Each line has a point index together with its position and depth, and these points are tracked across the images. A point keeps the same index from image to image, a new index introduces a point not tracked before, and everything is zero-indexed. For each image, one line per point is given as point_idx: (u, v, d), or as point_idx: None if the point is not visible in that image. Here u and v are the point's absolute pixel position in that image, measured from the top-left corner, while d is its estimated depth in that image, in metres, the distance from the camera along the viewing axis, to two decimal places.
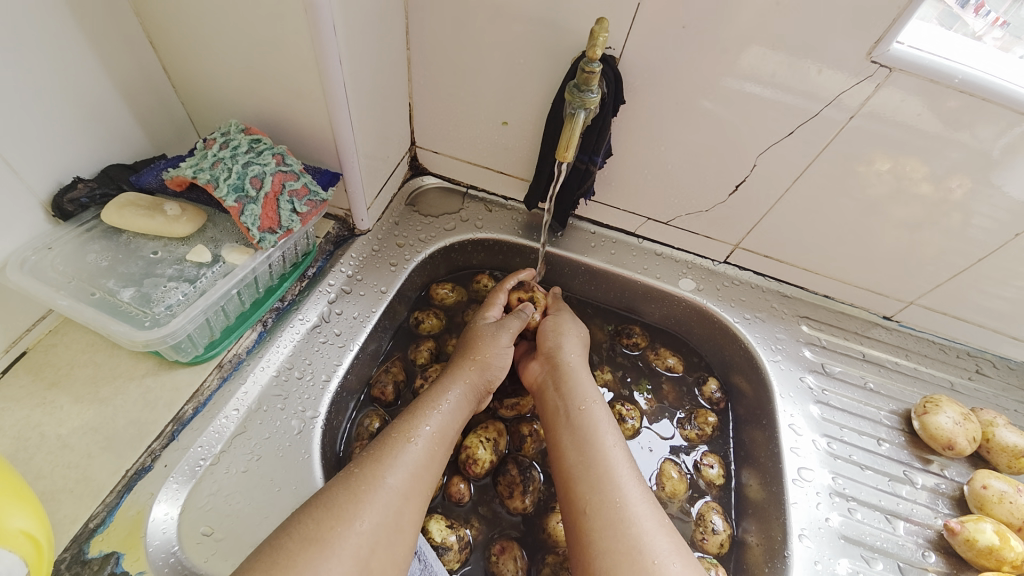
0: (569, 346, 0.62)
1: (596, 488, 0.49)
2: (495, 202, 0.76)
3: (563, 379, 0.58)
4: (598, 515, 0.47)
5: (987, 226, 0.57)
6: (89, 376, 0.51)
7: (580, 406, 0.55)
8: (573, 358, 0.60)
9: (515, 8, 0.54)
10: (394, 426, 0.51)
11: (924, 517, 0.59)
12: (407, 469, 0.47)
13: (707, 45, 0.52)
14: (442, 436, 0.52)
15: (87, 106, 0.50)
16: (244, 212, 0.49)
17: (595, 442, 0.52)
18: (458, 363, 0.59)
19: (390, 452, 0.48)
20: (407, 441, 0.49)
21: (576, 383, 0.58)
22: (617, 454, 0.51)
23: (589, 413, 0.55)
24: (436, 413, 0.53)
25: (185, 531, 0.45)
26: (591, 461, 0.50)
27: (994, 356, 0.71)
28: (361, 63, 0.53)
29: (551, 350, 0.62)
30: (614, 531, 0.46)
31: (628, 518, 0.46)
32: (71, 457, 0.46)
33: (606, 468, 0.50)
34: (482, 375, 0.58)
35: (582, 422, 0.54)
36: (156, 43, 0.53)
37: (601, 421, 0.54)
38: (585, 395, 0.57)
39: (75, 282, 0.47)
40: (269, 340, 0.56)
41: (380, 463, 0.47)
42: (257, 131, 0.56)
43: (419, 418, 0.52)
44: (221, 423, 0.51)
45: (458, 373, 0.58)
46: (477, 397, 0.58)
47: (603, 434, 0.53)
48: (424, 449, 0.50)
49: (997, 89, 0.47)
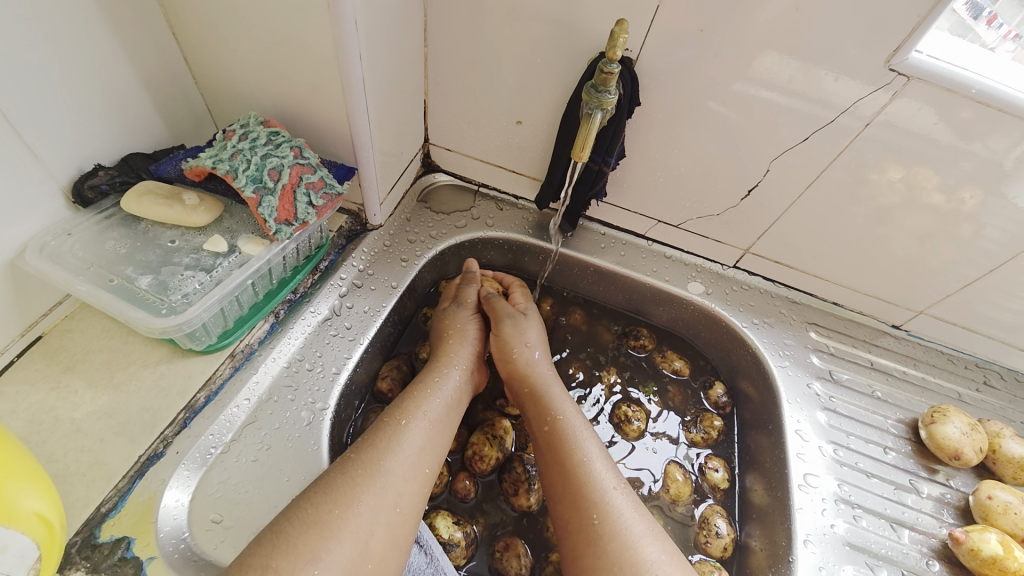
0: (523, 364, 0.60)
1: (576, 509, 0.49)
2: (506, 200, 0.76)
3: (532, 397, 0.58)
4: (582, 533, 0.48)
5: (999, 238, 0.57)
6: (103, 362, 0.51)
7: (548, 425, 0.55)
8: (533, 376, 0.59)
9: (533, 8, 0.55)
10: (388, 411, 0.52)
11: (929, 526, 0.59)
12: (407, 451, 0.48)
13: (724, 49, 0.52)
14: (435, 418, 0.52)
15: (108, 94, 0.50)
16: (261, 204, 0.50)
17: (565, 462, 0.52)
18: (443, 344, 0.60)
19: (384, 436, 0.48)
20: (400, 423, 0.50)
21: (543, 398, 0.57)
22: (591, 468, 0.51)
23: (554, 433, 0.54)
24: (436, 395, 0.54)
25: (194, 518, 0.46)
26: (566, 483, 0.51)
27: (1002, 367, 0.71)
28: (380, 59, 0.53)
29: (510, 372, 0.60)
30: (597, 549, 0.46)
31: (610, 534, 0.46)
32: (84, 442, 0.47)
33: (580, 487, 0.50)
34: (467, 348, 0.60)
35: (551, 442, 0.54)
36: (178, 34, 0.53)
37: (575, 433, 0.54)
38: (549, 413, 0.56)
39: (94, 268, 0.48)
40: (281, 332, 0.57)
41: (375, 447, 0.47)
42: (276, 124, 0.56)
43: (413, 399, 0.53)
44: (232, 412, 0.51)
45: (444, 354, 0.59)
46: (468, 373, 0.59)
47: (577, 447, 0.52)
48: (421, 429, 0.50)
49: (1016, 101, 0.47)
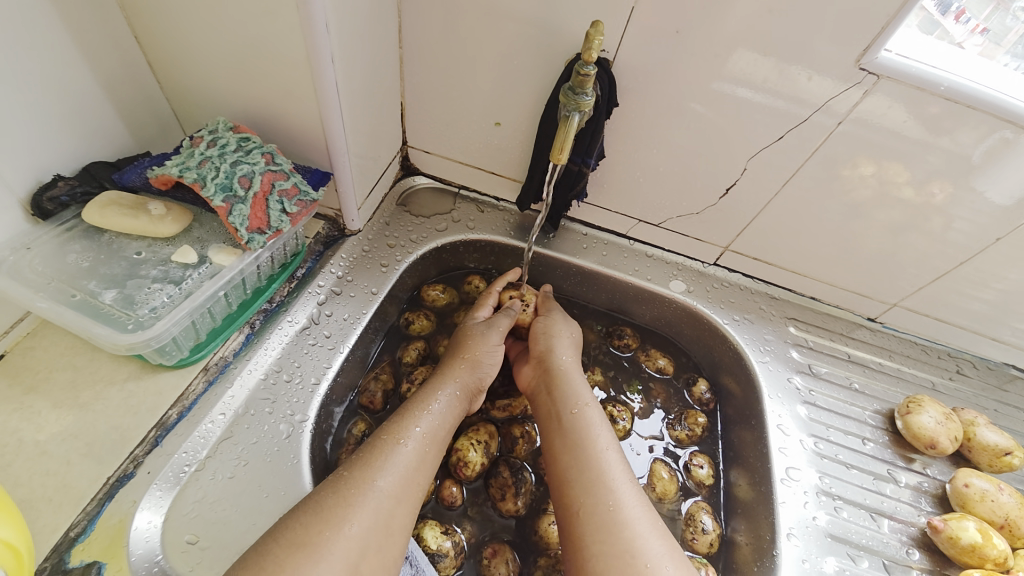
0: (560, 349, 0.61)
1: (590, 491, 0.49)
2: (487, 202, 0.75)
3: (560, 381, 0.58)
4: (590, 519, 0.47)
5: (968, 230, 0.59)
6: (68, 381, 0.49)
7: (575, 409, 0.55)
8: (566, 360, 0.60)
9: (508, 8, 0.54)
10: (384, 428, 0.51)
11: (908, 515, 0.60)
12: (398, 472, 0.47)
13: (699, 49, 0.52)
14: (432, 438, 0.51)
15: (67, 101, 0.48)
16: (231, 212, 0.48)
17: (587, 446, 0.52)
18: (449, 362, 0.58)
19: (380, 455, 0.47)
20: (398, 443, 0.49)
21: (571, 386, 0.58)
22: (608, 456, 0.51)
23: (582, 416, 0.54)
24: (428, 414, 0.52)
25: (168, 540, 0.44)
26: (584, 465, 0.50)
27: (973, 356, 0.73)
28: (353, 61, 0.52)
29: (545, 352, 0.61)
30: (608, 534, 0.46)
31: (622, 522, 0.46)
32: (49, 465, 0.45)
33: (599, 472, 0.50)
34: (472, 374, 0.58)
35: (574, 424, 0.54)
36: (141, 38, 0.51)
37: (596, 424, 0.54)
38: (578, 399, 0.56)
39: (54, 283, 0.46)
40: (256, 342, 0.55)
41: (370, 466, 0.46)
42: (246, 129, 0.55)
43: (409, 420, 0.51)
44: (206, 428, 0.49)
45: (448, 373, 0.57)
46: (466, 398, 0.57)
47: (598, 437, 0.53)
48: (415, 451, 0.49)
49: (981, 98, 0.48)
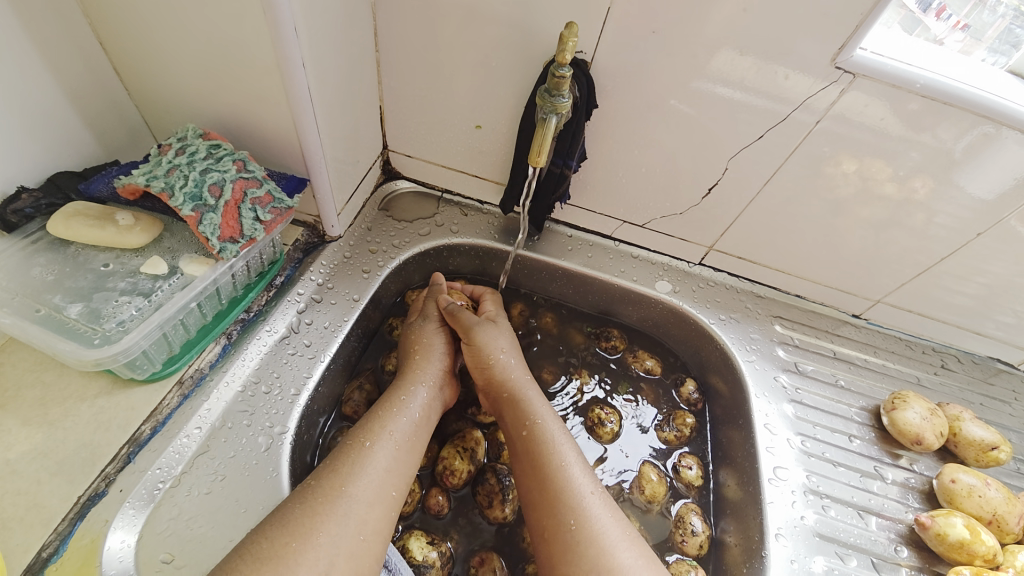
0: (498, 372, 0.58)
1: (553, 512, 0.48)
2: (470, 206, 0.75)
3: (510, 404, 0.56)
4: (558, 539, 0.47)
5: (950, 224, 0.59)
6: (37, 398, 0.48)
7: (526, 430, 0.54)
8: (511, 380, 0.58)
9: (484, 11, 0.53)
10: (352, 432, 0.50)
11: (895, 512, 0.60)
12: (371, 472, 0.46)
13: (677, 49, 0.52)
14: (402, 437, 0.50)
15: (31, 111, 0.47)
16: (202, 221, 0.47)
17: (543, 467, 0.50)
18: (409, 360, 0.58)
19: (346, 461, 0.47)
20: (365, 445, 0.48)
21: (521, 404, 0.56)
22: (569, 471, 0.50)
23: (533, 436, 0.53)
24: (399, 413, 0.52)
25: (142, 559, 0.43)
26: (544, 486, 0.50)
27: (958, 350, 0.74)
28: (326, 65, 0.51)
29: (488, 380, 0.59)
30: (573, 555, 0.45)
31: (587, 539, 0.46)
32: (17, 485, 0.44)
33: (558, 490, 0.49)
34: (432, 366, 0.58)
35: (528, 447, 0.52)
36: (108, 46, 0.50)
37: (553, 439, 0.52)
38: (528, 417, 0.54)
39: (19, 298, 0.44)
40: (234, 354, 0.54)
41: (337, 472, 0.45)
42: (217, 136, 0.53)
43: (378, 420, 0.51)
44: (181, 443, 0.48)
45: (413, 372, 0.57)
46: (436, 389, 0.57)
47: (555, 453, 0.51)
48: (386, 449, 0.48)
49: (957, 94, 0.48)
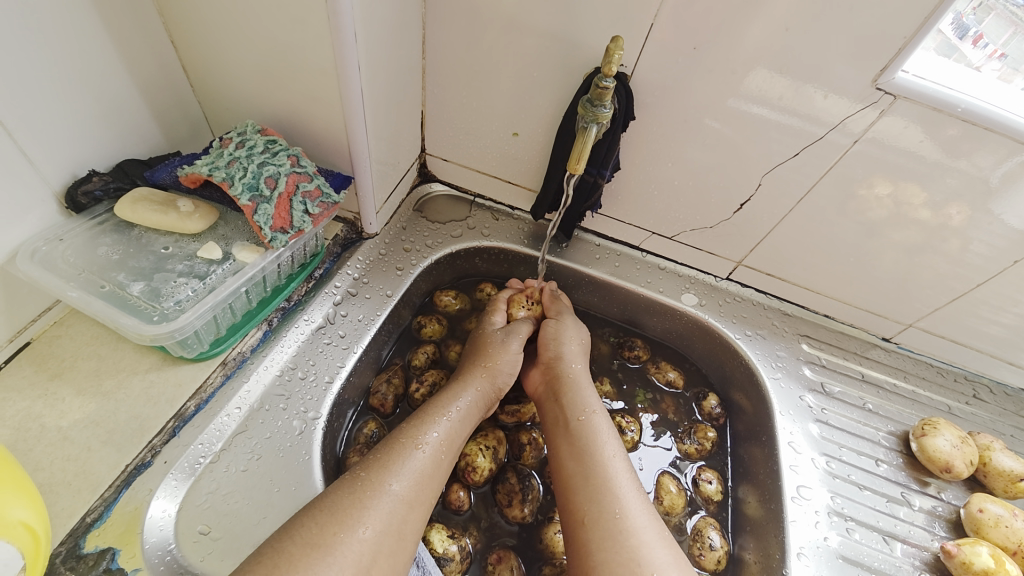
0: (570, 356, 0.62)
1: (595, 499, 0.49)
2: (502, 210, 0.76)
3: (568, 388, 0.59)
4: (597, 525, 0.47)
5: (986, 253, 0.58)
6: (92, 369, 0.51)
7: (582, 416, 0.56)
8: (576, 367, 0.61)
9: (530, 24, 0.55)
10: (405, 430, 0.51)
11: (921, 539, 0.59)
12: (412, 477, 0.47)
13: (717, 66, 0.53)
14: (447, 444, 0.52)
15: (104, 102, 0.50)
16: (256, 211, 0.50)
17: (593, 451, 0.52)
18: (470, 368, 0.59)
19: (396, 458, 0.48)
20: (415, 448, 0.49)
21: (580, 394, 0.58)
22: (615, 464, 0.51)
23: (589, 424, 0.55)
24: (445, 419, 0.53)
25: (181, 530, 0.45)
26: (593, 471, 0.51)
27: (990, 380, 0.72)
28: (378, 69, 0.53)
29: (556, 359, 0.62)
30: (614, 542, 0.46)
31: (628, 530, 0.46)
32: (70, 450, 0.46)
33: (606, 479, 0.50)
34: (490, 384, 0.58)
35: (581, 432, 0.54)
36: (178, 43, 0.54)
37: (602, 432, 0.54)
38: (585, 406, 0.57)
39: (85, 274, 0.48)
40: (273, 340, 0.57)
41: (386, 469, 0.47)
42: (273, 132, 0.57)
43: (426, 425, 0.52)
44: (222, 421, 0.50)
45: (472, 375, 0.58)
46: (486, 404, 0.58)
47: (605, 445, 0.53)
48: (430, 458, 0.49)
49: (1000, 119, 0.48)
